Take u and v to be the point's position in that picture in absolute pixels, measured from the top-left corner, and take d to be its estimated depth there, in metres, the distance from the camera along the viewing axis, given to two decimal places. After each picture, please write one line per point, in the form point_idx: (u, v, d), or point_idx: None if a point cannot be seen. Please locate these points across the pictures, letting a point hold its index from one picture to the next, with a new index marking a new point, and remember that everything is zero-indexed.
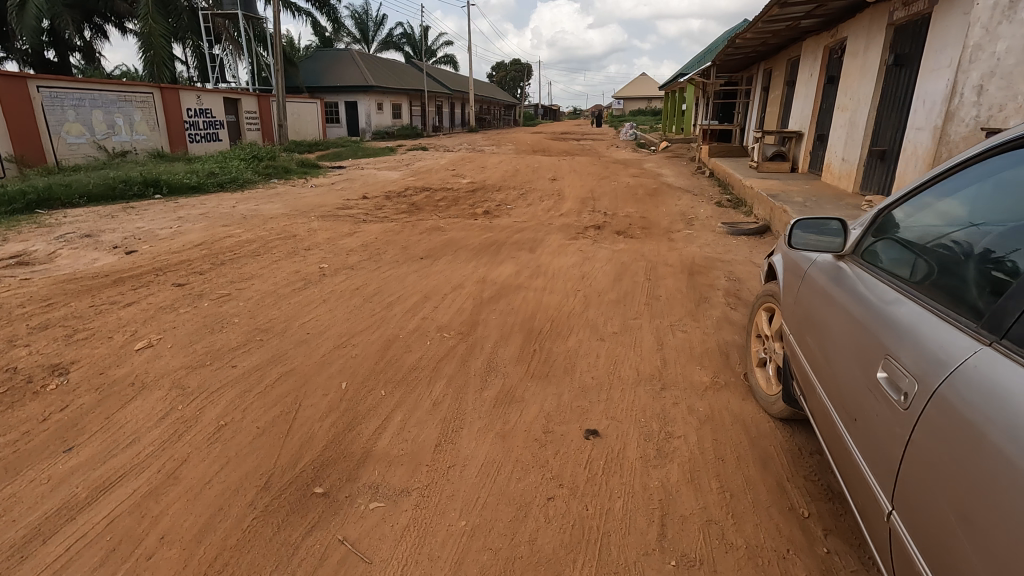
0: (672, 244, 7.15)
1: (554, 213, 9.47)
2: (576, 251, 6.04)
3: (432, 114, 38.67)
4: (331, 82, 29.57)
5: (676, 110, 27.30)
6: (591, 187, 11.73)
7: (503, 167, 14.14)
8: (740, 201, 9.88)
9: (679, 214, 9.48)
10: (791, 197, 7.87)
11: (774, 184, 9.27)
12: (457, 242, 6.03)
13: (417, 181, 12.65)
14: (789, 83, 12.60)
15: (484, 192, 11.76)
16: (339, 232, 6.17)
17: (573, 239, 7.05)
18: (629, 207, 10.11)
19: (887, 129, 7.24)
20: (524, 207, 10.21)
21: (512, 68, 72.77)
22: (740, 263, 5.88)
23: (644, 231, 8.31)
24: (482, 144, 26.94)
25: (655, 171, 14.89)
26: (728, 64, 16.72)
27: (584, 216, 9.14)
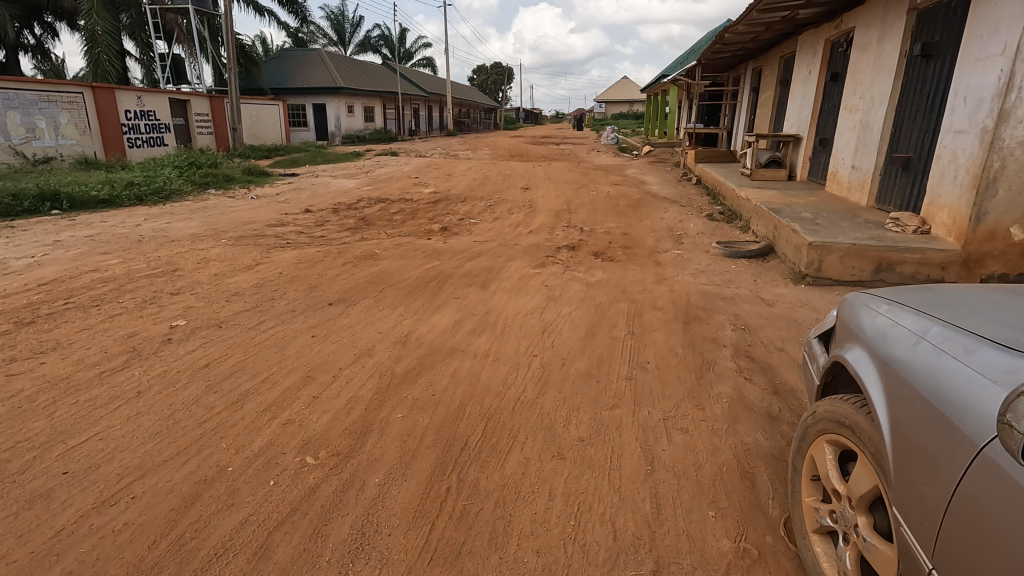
0: (659, 271, 5.94)
1: (524, 229, 8.22)
2: (540, 287, 4.79)
3: (407, 117, 37.33)
4: (297, 83, 28.10)
5: (659, 113, 26.27)
6: (567, 197, 10.51)
7: (471, 174, 12.90)
8: (734, 215, 8.72)
9: (666, 231, 8.30)
10: (796, 212, 6.71)
11: (774, 196, 8.12)
12: (388, 277, 4.74)
13: (374, 190, 11.35)
14: (783, 82, 11.52)
15: (447, 204, 10.47)
16: (238, 264, 4.83)
17: (540, 266, 5.80)
18: (609, 221, 8.91)
19: (910, 133, 6.13)
20: (489, 221, 8.96)
21: (493, 71, 71.91)
22: (746, 302, 4.68)
23: (625, 253, 7.09)
24: (458, 148, 25.73)
25: (639, 179, 13.74)
26: (714, 63, 15.63)
27: (557, 234, 7.91)
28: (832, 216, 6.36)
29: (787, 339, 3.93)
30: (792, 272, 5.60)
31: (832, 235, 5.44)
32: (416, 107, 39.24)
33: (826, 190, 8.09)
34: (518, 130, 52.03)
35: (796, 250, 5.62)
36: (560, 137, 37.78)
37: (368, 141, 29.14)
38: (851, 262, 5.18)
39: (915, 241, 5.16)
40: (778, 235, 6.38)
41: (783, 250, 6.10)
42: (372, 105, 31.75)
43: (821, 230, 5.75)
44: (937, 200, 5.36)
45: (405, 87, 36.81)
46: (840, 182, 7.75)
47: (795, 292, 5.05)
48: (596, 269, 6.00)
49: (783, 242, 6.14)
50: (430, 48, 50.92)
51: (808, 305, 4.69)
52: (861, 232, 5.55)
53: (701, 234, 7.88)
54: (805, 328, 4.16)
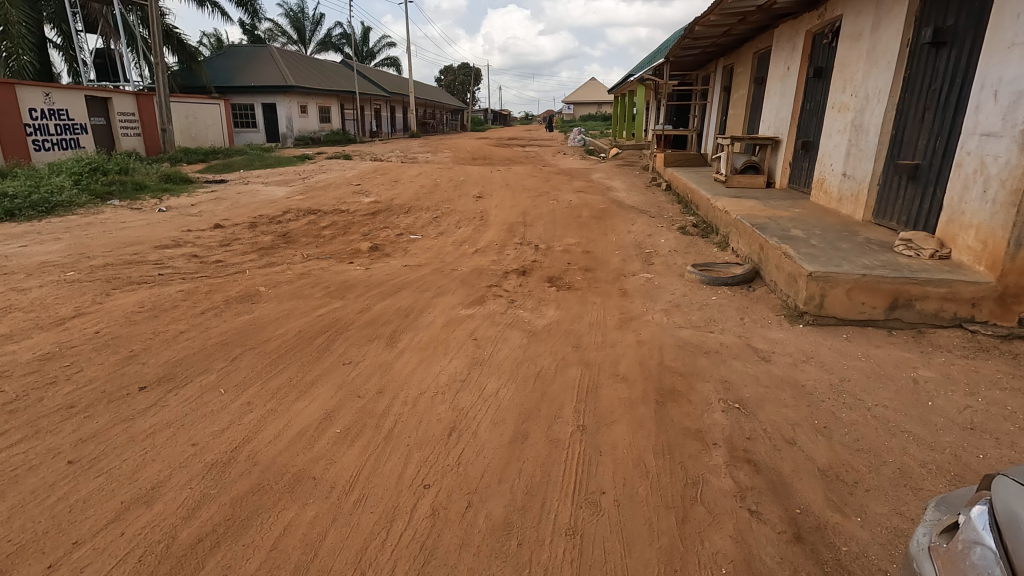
0: (625, 307, 4.82)
1: (469, 247, 7.02)
2: (465, 341, 3.60)
3: (367, 118, 35.76)
4: (245, 82, 26.36)
5: (627, 114, 25.39)
6: (524, 207, 9.36)
7: (421, 180, 11.67)
8: (710, 228, 7.70)
9: (633, 248, 7.22)
10: (784, 229, 5.70)
11: (755, 207, 7.11)
12: (257, 332, 3.47)
13: (306, 199, 9.99)
14: (758, 80, 10.62)
15: (388, 216, 9.20)
16: (50, 315, 3.52)
17: (476, 303, 4.61)
18: (570, 237, 7.79)
19: (915, 136, 5.18)
20: (432, 237, 7.76)
21: (459, 72, 70.66)
22: (736, 358, 3.56)
23: (585, 278, 5.97)
24: (418, 150, 24.42)
25: (605, 184, 12.70)
26: (682, 60, 14.73)
27: (508, 254, 6.74)
28: (828, 235, 5.34)
29: (797, 423, 2.81)
30: (786, 307, 4.56)
31: (835, 261, 4.41)
32: (378, 106, 37.66)
33: (813, 201, 7.14)
34: (485, 131, 50.82)
35: (791, 279, 4.57)
36: (526, 138, 36.77)
37: (323, 143, 27.59)
38: (861, 297, 4.15)
39: (937, 270, 4.16)
40: (765, 258, 5.34)
41: (772, 278, 5.06)
42: (328, 105, 30.11)
43: (820, 253, 4.71)
44: (960, 218, 4.38)
45: (365, 86, 35.23)
46: (829, 192, 6.82)
47: (795, 338, 3.99)
48: (546, 305, 4.84)
49: (772, 267, 5.10)
50: (393, 46, 49.26)
51: (813, 359, 3.62)
52: (867, 257, 4.53)
53: (673, 253, 6.83)
54: (818, 400, 3.06)
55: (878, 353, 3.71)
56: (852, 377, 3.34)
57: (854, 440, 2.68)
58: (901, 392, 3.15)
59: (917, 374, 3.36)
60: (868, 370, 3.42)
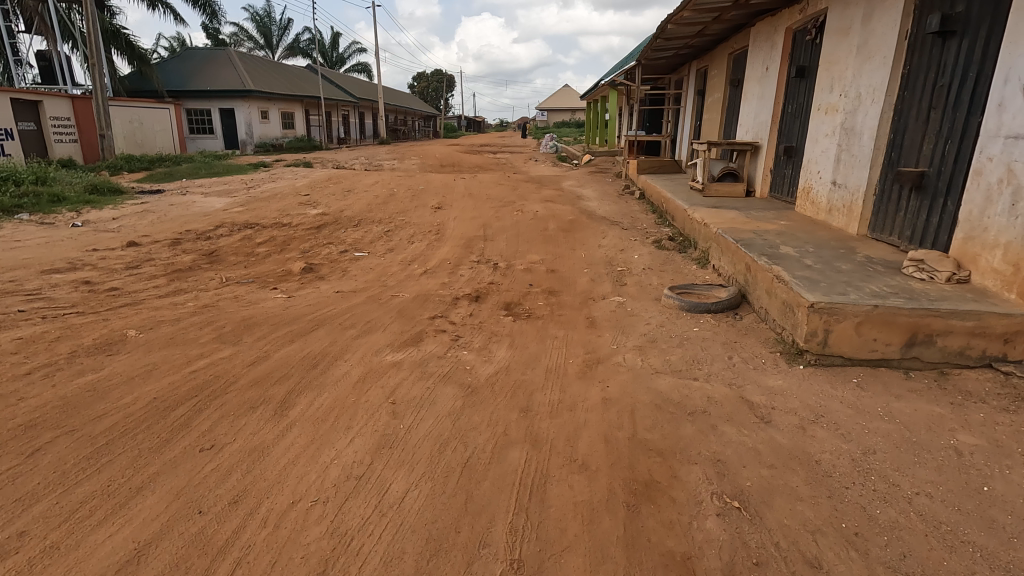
0: (592, 344, 4.04)
1: (419, 267, 6.18)
2: (380, 405, 2.75)
3: (334, 124, 34.66)
4: (200, 86, 25.08)
5: (599, 120, 24.90)
6: (486, 219, 8.56)
7: (377, 189, 10.79)
8: (688, 242, 7.02)
9: (603, 266, 6.47)
10: (772, 245, 5.01)
11: (736, 219, 6.44)
12: (89, 405, 2.57)
13: (245, 212, 9.03)
14: (734, 83, 10.05)
15: (335, 230, 8.30)
16: None
17: (410, 343, 3.77)
18: (534, 253, 7.02)
19: (919, 140, 4.55)
20: (378, 255, 6.90)
21: (432, 78, 69.88)
22: (728, 420, 2.79)
23: (547, 305, 5.19)
24: (384, 157, 23.46)
25: (575, 193, 11.99)
26: (654, 64, 14.17)
27: (461, 275, 5.92)
28: (822, 253, 4.66)
29: (820, 531, 2.03)
30: (782, 343, 3.83)
31: (838, 288, 3.70)
32: (346, 112, 36.56)
33: (799, 212, 6.51)
34: (458, 138, 50.05)
35: (786, 308, 3.85)
36: (499, 145, 36.11)
37: (286, 150, 26.42)
38: (873, 332, 3.44)
39: (960, 298, 3.48)
40: (752, 280, 4.63)
41: (761, 304, 4.35)
42: (291, 110, 28.97)
43: (817, 275, 4.01)
44: (982, 235, 3.71)
45: (331, 92, 34.15)
46: (816, 202, 6.19)
47: (797, 387, 3.25)
48: (497, 343, 4.03)
49: (761, 290, 4.39)
50: (363, 51, 48.18)
51: (824, 418, 2.87)
52: (874, 282, 3.84)
53: (647, 271, 6.10)
54: (841, 488, 2.29)
55: (900, 406, 2.98)
56: (879, 447, 2.58)
57: (899, 558, 1.92)
58: (945, 470, 2.41)
59: (958, 440, 2.62)
60: (894, 435, 2.68)
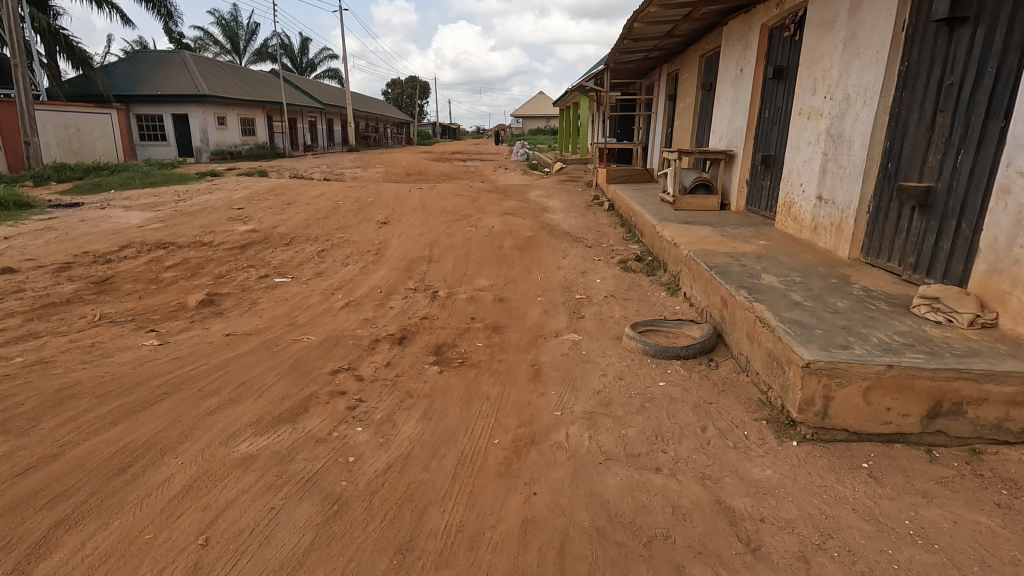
0: (530, 409, 3.17)
1: (342, 297, 5.26)
2: (185, 548, 1.84)
3: (299, 131, 33.42)
4: (151, 90, 23.72)
5: (571, 127, 24.29)
6: (435, 236, 7.66)
7: (321, 201, 9.82)
8: (657, 262, 6.25)
9: (560, 294, 5.62)
10: (753, 273, 4.21)
11: (710, 237, 5.67)
12: None
13: (162, 229, 7.97)
14: (706, 87, 9.37)
15: (261, 250, 7.31)
16: None
17: (285, 417, 2.85)
18: (483, 277, 6.14)
19: (922, 150, 3.82)
20: (301, 281, 5.96)
21: (405, 85, 68.92)
22: (699, 555, 1.95)
23: (487, 348, 4.31)
24: (347, 165, 22.38)
25: (540, 205, 11.18)
26: (623, 68, 13.51)
27: (391, 307, 5.02)
28: (811, 285, 3.88)
29: None
30: (769, 407, 3.02)
31: (838, 338, 2.90)
32: (312, 119, 35.31)
33: (780, 231, 5.77)
34: (431, 146, 49.08)
35: (773, 363, 3.04)
36: (471, 152, 35.30)
37: (245, 158, 25.17)
38: (886, 400, 2.64)
39: (994, 353, 2.70)
40: (729, 318, 3.82)
41: (741, 351, 3.55)
42: (252, 116, 27.71)
43: (811, 318, 3.22)
44: (1013, 270, 2.95)
45: (296, 97, 32.95)
46: (800, 218, 5.45)
47: (792, 480, 2.43)
48: (409, 410, 3.13)
49: (741, 333, 3.58)
50: (333, 56, 46.97)
51: (834, 541, 2.05)
52: (881, 327, 3.05)
53: (610, 300, 5.27)
54: None
55: (933, 516, 2.18)
56: None
57: None
58: None
59: None
60: None
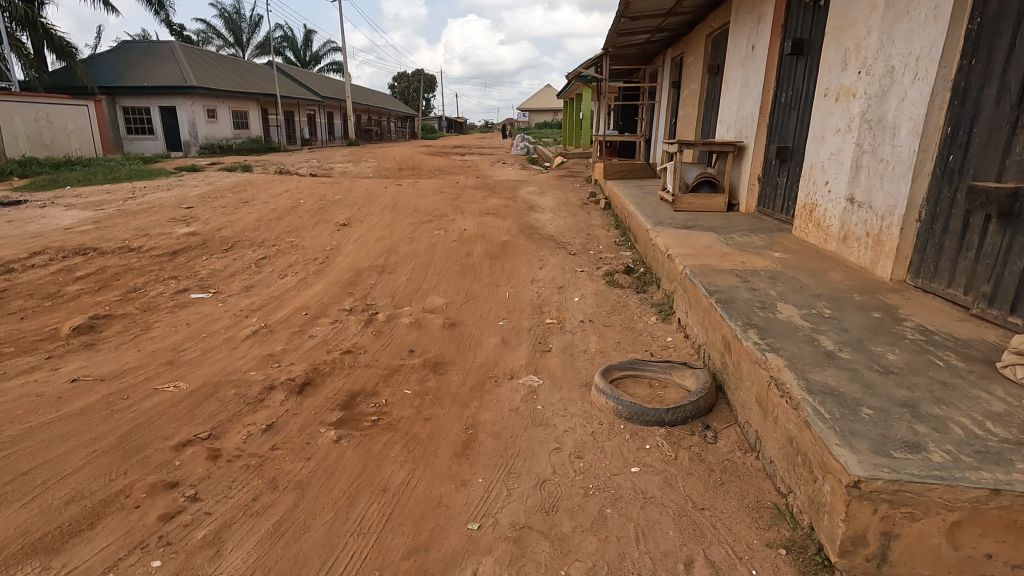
0: (436, 517, 2.17)
1: (255, 321, 4.26)
2: None
3: (296, 124, 32.50)
4: (137, 81, 22.85)
5: (574, 119, 23.16)
6: (396, 241, 6.65)
7: (282, 198, 8.84)
8: (650, 275, 5.21)
9: (527, 317, 4.60)
10: (766, 303, 3.17)
11: (712, 248, 4.62)
12: None
13: (91, 232, 7.02)
14: (713, 70, 8.26)
15: (194, 257, 6.34)
16: None
17: (44, 549, 1.88)
18: (440, 293, 5.13)
19: (1005, 138, 2.77)
20: (221, 298, 4.98)
21: (410, 78, 67.89)
22: None
23: (415, 398, 3.32)
24: (339, 160, 21.43)
25: (528, 203, 10.13)
26: (625, 53, 12.38)
27: (310, 337, 4.02)
28: (846, 323, 2.84)
29: None
30: (791, 528, 1.99)
31: (901, 428, 1.87)
32: (310, 112, 34.36)
33: (799, 241, 4.71)
34: (436, 139, 48.08)
35: (798, 458, 2.00)
36: (472, 146, 34.22)
37: (235, 152, 24.30)
38: (986, 544, 1.62)
39: None
40: (733, 366, 2.79)
41: (750, 421, 2.52)
42: (244, 109, 26.81)
43: (854, 385, 2.17)
44: None
45: (293, 89, 32.00)
46: (826, 225, 4.39)
47: None
48: (257, 520, 2.14)
49: (750, 393, 2.55)
50: (336, 49, 46.00)
51: None
52: (963, 405, 2.01)
53: (586, 328, 4.26)
54: None
55: None
56: None
57: None
58: None
59: None
60: None
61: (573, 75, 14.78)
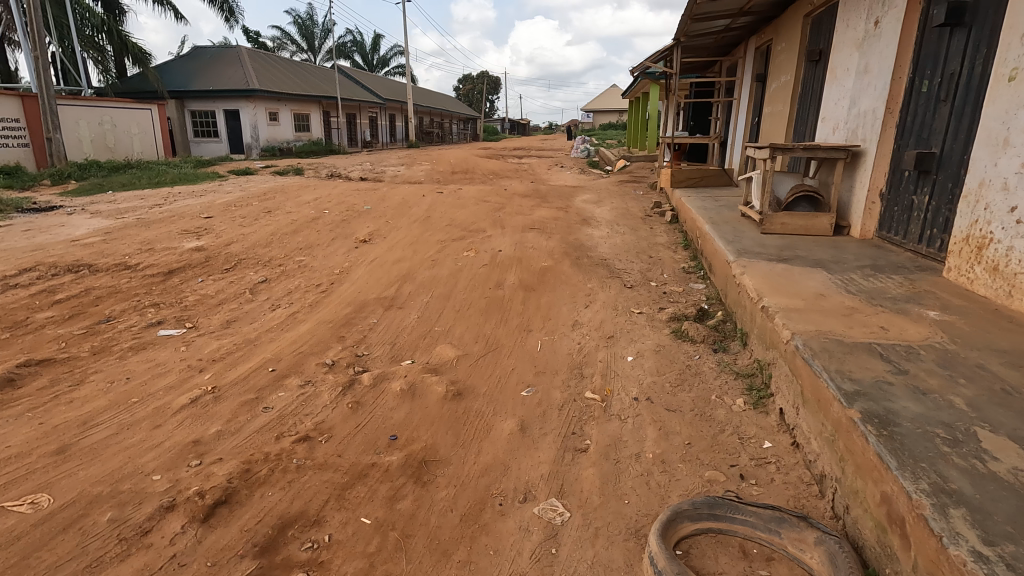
0: None
1: (205, 381, 3.31)
2: None
3: (357, 126, 32.59)
4: (204, 86, 23.34)
5: (639, 120, 21.58)
6: (415, 265, 5.62)
7: (307, 208, 8.06)
8: (733, 327, 3.89)
9: (560, 385, 3.40)
10: (959, 431, 1.83)
11: (827, 299, 3.24)
12: None
13: (95, 245, 6.44)
14: (812, 57, 6.72)
15: (189, 278, 5.57)
16: None
17: None
18: (453, 341, 4.02)
19: None
20: (188, 339, 4.09)
21: (474, 80, 67.81)
22: None
23: (376, 533, 2.22)
24: (393, 163, 20.91)
25: (581, 215, 8.89)
26: (700, 44, 10.89)
27: (263, 411, 3.02)
28: None
29: None
30: None
31: None
32: (371, 114, 34.40)
33: (960, 292, 3.25)
34: (497, 140, 47.38)
35: None
36: (531, 148, 33.12)
37: (295, 154, 24.38)
38: None
39: None
40: (914, 570, 1.49)
41: None
42: (307, 111, 26.98)
43: None
44: None
45: (354, 92, 32.11)
46: (1014, 272, 2.93)
47: None
48: None
49: None
50: (399, 51, 46.30)
51: None
52: None
53: (641, 412, 3.02)
54: None
55: None
56: None
57: None
58: None
59: None
60: None
61: (638, 71, 13.35)
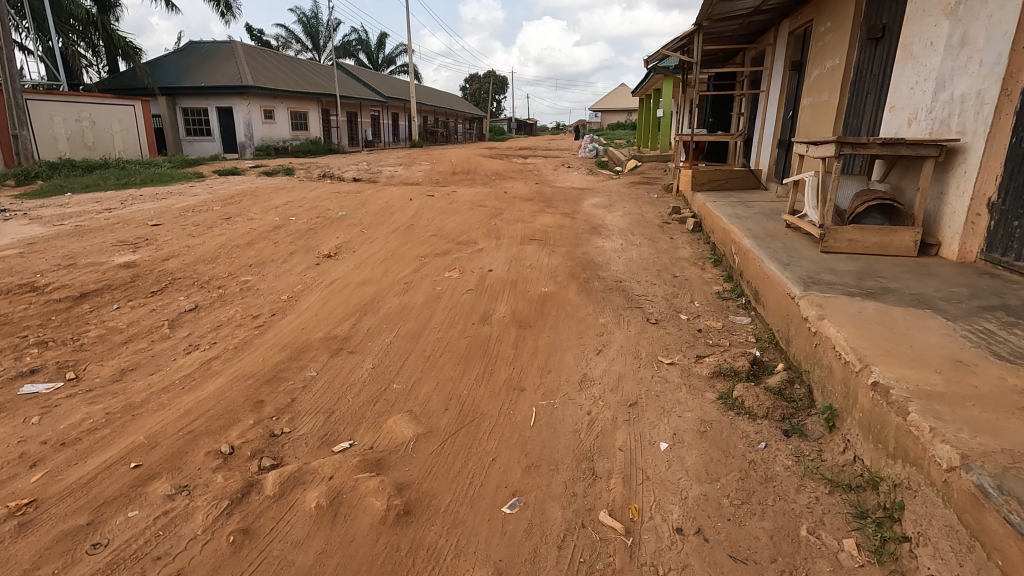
0: None
1: (26, 488, 2.20)
2: None
3: (359, 124, 31.57)
4: (197, 82, 22.36)
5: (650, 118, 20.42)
6: (384, 289, 4.50)
7: (273, 214, 6.97)
8: (806, 395, 2.74)
9: (562, 493, 2.27)
10: None
11: (975, 374, 2.09)
12: None
13: (7, 259, 5.37)
14: (872, 35, 5.56)
15: (103, 305, 4.47)
16: None
17: None
18: (413, 409, 2.89)
19: None
20: (51, 401, 2.97)
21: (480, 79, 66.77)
22: None
23: None
24: (392, 162, 19.83)
25: (590, 222, 7.75)
26: (724, 30, 9.73)
27: (88, 553, 1.90)
28: None
29: None
30: None
31: None
32: (373, 112, 33.34)
33: None
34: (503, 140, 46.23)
35: None
36: (537, 147, 31.92)
37: (291, 154, 23.35)
38: None
39: None
40: None
41: None
42: (305, 109, 25.98)
43: None
44: None
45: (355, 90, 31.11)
46: None
47: None
48: None
49: None
50: (404, 49, 45.34)
51: None
52: None
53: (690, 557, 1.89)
54: None
55: None
56: None
57: None
58: None
59: None
60: None
61: (653, 63, 12.22)
